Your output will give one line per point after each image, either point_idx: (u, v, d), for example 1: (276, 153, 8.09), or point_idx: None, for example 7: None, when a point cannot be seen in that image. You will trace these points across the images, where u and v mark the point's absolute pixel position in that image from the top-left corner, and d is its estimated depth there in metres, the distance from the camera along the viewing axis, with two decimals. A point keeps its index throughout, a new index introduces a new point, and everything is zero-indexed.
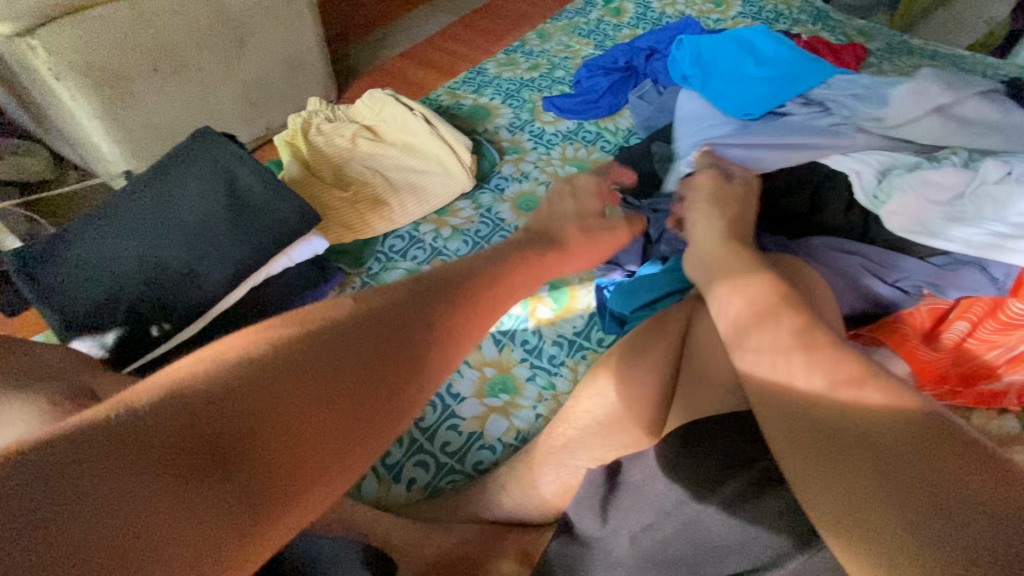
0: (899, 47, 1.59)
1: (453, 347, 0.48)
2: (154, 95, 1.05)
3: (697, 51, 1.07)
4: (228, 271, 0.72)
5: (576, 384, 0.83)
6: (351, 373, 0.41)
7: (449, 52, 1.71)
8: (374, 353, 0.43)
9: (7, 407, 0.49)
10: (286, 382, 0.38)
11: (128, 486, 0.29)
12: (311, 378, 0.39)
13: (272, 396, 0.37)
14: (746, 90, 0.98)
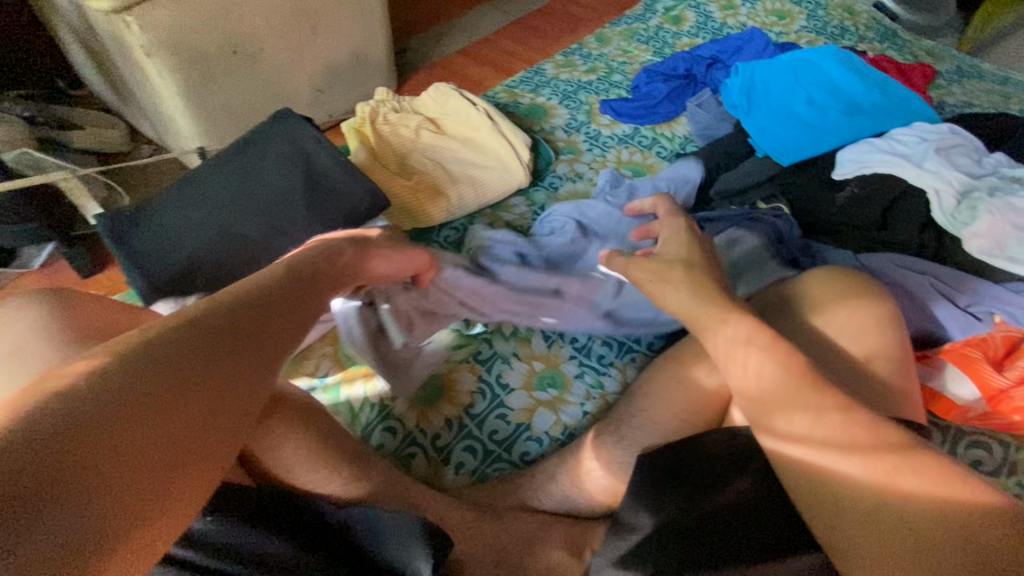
0: (969, 70, 1.55)
1: (288, 331, 0.50)
2: (231, 77, 1.10)
3: (749, 78, 1.05)
4: (301, 247, 0.75)
5: (624, 386, 0.84)
6: (225, 358, 0.44)
7: (506, 51, 1.73)
8: (235, 335, 0.46)
9: None
10: (208, 372, 0.43)
11: (107, 468, 0.35)
12: (203, 360, 0.43)
13: (189, 383, 0.41)
14: (829, 116, 0.95)
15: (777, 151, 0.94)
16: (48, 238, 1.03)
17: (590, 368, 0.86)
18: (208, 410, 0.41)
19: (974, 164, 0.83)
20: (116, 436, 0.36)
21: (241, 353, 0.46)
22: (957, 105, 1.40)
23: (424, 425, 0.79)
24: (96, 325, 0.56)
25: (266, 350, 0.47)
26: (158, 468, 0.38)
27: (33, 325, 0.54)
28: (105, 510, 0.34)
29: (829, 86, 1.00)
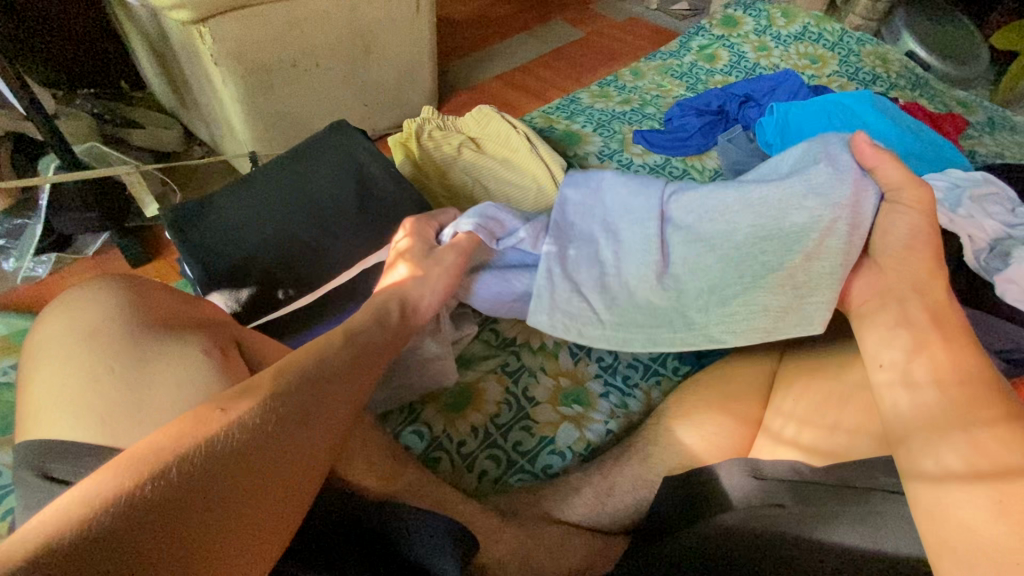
0: (1001, 122, 1.56)
1: (348, 391, 0.53)
2: (286, 88, 1.16)
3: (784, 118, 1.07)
4: (349, 251, 0.79)
5: (648, 408, 0.86)
6: (311, 415, 0.48)
7: (543, 80, 1.79)
8: (301, 401, 0.48)
9: (173, 342, 0.57)
10: (283, 438, 0.45)
11: (214, 507, 0.39)
12: (297, 409, 0.48)
13: (283, 430, 0.46)
14: None
15: None
16: (105, 228, 1.09)
17: (616, 388, 0.87)
18: (292, 459, 0.45)
19: (1007, 213, 0.83)
20: (198, 495, 0.39)
21: (311, 418, 0.48)
22: (988, 156, 1.41)
23: (450, 431, 0.81)
24: (165, 311, 0.60)
25: (345, 401, 0.52)
26: (238, 521, 0.40)
27: (113, 308, 0.59)
28: (215, 546, 0.38)
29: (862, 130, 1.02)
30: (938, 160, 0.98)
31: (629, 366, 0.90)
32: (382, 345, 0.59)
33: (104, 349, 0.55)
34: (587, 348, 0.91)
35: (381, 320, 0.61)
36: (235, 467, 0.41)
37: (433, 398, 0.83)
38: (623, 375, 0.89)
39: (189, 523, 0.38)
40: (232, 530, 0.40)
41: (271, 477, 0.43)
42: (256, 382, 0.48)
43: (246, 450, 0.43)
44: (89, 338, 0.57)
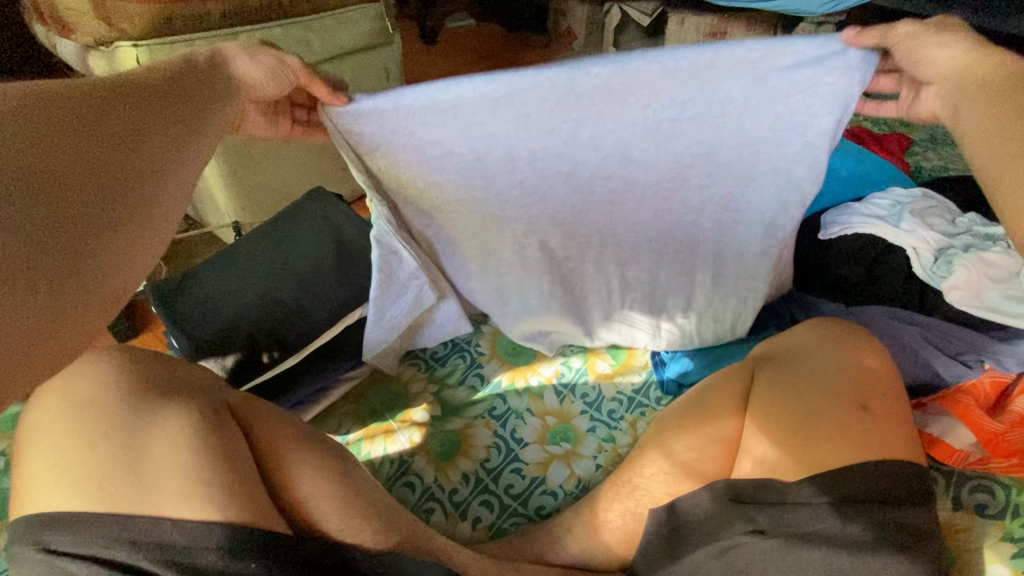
0: (942, 138, 1.67)
1: (188, 101, 0.61)
2: (266, 159, 1.22)
3: None
4: (331, 308, 0.84)
5: (635, 439, 0.86)
6: (160, 117, 0.57)
7: None
8: (131, 98, 0.56)
9: (162, 413, 0.59)
10: (139, 129, 0.55)
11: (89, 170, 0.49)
12: (123, 109, 0.55)
13: (129, 121, 0.54)
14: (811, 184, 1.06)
15: None
16: None
17: (602, 422, 0.89)
18: (151, 142, 0.55)
19: (946, 223, 0.88)
20: (70, 166, 0.48)
21: (144, 108, 0.56)
22: (935, 170, 1.51)
23: (441, 480, 0.82)
24: (165, 380, 0.63)
25: (170, 136, 0.57)
26: (129, 190, 0.51)
27: (107, 379, 0.61)
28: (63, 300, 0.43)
29: None
30: (885, 176, 1.05)
31: (613, 400, 0.92)
32: (206, 103, 0.62)
33: (98, 420, 0.57)
34: (572, 385, 0.94)
35: (181, 76, 0.62)
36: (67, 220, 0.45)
37: (422, 448, 0.85)
38: (608, 409, 0.91)
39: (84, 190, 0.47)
40: (131, 196, 0.51)
41: (130, 174, 0.51)
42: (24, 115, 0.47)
43: (100, 132, 0.51)
44: (81, 410, 0.58)
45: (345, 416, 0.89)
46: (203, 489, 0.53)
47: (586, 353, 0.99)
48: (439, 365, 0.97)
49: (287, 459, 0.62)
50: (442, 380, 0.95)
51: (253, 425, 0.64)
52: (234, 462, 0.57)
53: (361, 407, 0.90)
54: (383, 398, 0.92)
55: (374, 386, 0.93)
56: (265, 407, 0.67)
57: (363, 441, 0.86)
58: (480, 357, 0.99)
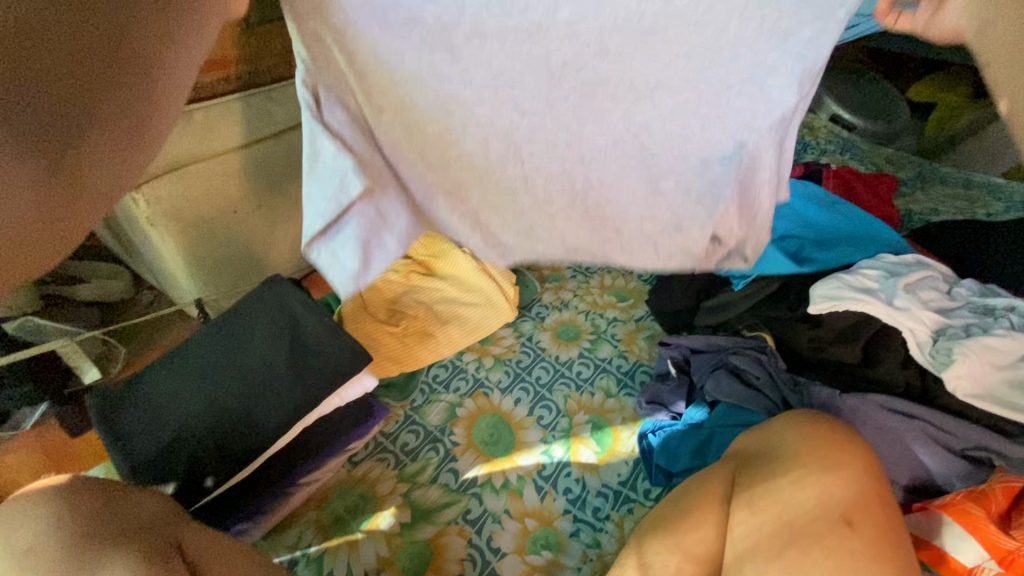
0: (929, 175, 1.65)
1: (151, 11, 0.32)
2: (230, 233, 1.16)
3: None
4: (284, 415, 0.77)
5: (621, 544, 0.80)
6: (99, 29, 0.29)
7: None
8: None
9: (104, 567, 0.53)
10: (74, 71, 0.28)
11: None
12: (46, 1, 0.27)
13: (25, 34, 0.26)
14: (797, 248, 1.02)
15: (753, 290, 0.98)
16: (44, 400, 1.04)
17: (586, 523, 0.82)
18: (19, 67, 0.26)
19: (942, 296, 0.84)
20: None
21: (83, 8, 0.28)
22: (923, 213, 1.48)
23: None
24: (106, 517, 0.58)
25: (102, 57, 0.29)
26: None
27: (47, 522, 0.56)
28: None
29: (794, 218, 1.08)
30: (869, 236, 1.04)
31: (598, 496, 0.86)
32: (174, 20, 0.33)
33: (35, 572, 0.52)
34: (553, 479, 0.88)
35: None
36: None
37: (390, 563, 0.78)
38: (592, 507, 0.84)
39: None
40: None
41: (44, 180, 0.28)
42: (29, 2, 0.26)
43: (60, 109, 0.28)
44: (9, 560, 0.53)
45: (307, 527, 0.82)
46: None
47: (568, 439, 0.93)
48: (410, 459, 0.91)
49: None
50: (413, 478, 0.88)
51: (206, 569, 0.58)
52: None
53: (325, 514, 0.83)
54: (348, 502, 0.85)
55: (339, 487, 0.87)
56: (225, 547, 0.62)
57: (326, 555, 0.79)
58: (454, 448, 0.92)
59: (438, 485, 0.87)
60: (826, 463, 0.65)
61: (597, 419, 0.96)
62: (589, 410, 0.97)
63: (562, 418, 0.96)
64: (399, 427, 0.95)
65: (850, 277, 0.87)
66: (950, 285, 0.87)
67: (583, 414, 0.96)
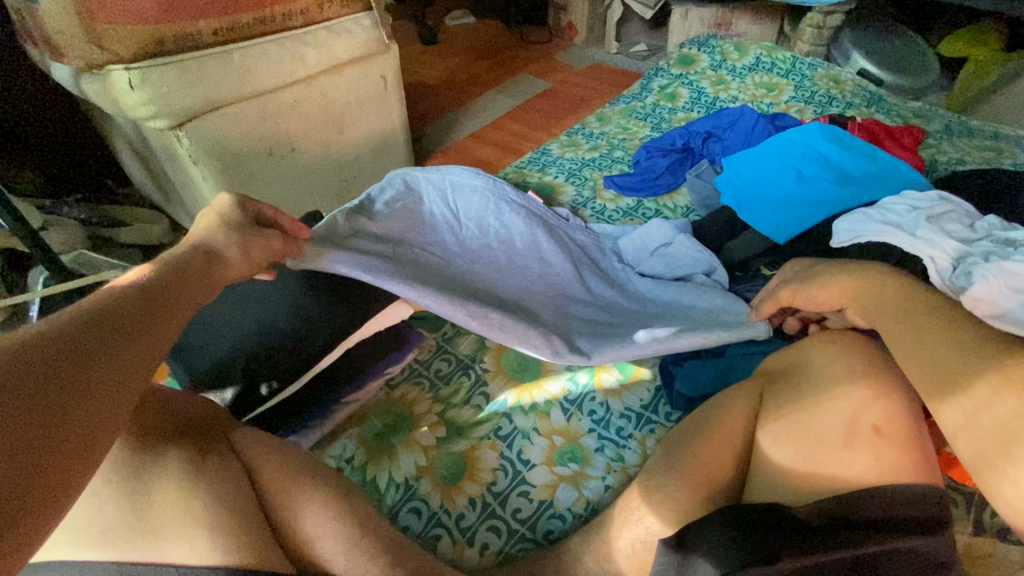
0: (958, 128, 1.62)
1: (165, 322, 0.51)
2: (266, 175, 1.23)
3: (740, 166, 1.17)
4: (331, 335, 0.83)
5: (644, 458, 0.85)
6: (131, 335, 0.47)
7: (516, 134, 1.89)
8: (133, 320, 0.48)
9: (161, 458, 0.58)
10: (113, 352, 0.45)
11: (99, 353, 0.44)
12: (112, 328, 0.46)
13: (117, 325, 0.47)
14: (820, 187, 1.04)
15: (775, 229, 1.01)
16: None
17: (610, 441, 0.88)
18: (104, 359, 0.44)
19: (965, 229, 0.86)
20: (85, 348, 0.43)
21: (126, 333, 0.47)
22: (950, 163, 1.47)
23: (447, 504, 0.80)
24: (169, 416, 0.62)
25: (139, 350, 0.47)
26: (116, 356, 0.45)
27: None
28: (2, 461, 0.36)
29: (818, 162, 1.10)
30: (894, 176, 1.05)
31: (621, 418, 0.91)
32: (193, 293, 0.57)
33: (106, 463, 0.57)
34: (578, 402, 0.92)
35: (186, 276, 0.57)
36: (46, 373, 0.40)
37: (428, 471, 0.84)
38: (616, 427, 0.89)
39: (74, 363, 0.42)
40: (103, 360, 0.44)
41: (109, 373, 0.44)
42: (96, 344, 0.44)
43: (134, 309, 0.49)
44: None
45: (350, 440, 0.88)
46: (206, 534, 0.53)
47: (592, 367, 0.98)
48: (444, 383, 0.96)
49: (289, 496, 0.60)
50: (447, 399, 0.94)
51: (254, 460, 0.62)
52: (233, 501, 0.56)
53: (366, 430, 0.89)
54: (387, 420, 0.91)
55: (377, 407, 0.92)
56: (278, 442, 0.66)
57: (369, 465, 0.85)
58: (485, 375, 0.97)
59: (471, 406, 0.93)
60: (845, 371, 0.68)
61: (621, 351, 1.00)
62: None
63: None
64: (433, 355, 1.01)
65: (872, 213, 0.91)
66: (978, 221, 0.88)
67: None
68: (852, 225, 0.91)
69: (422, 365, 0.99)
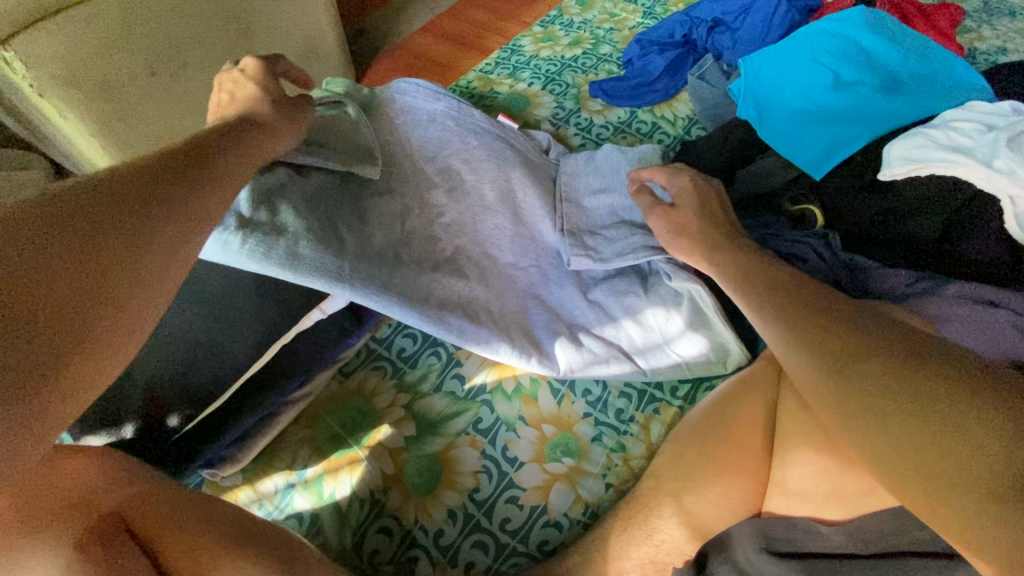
0: (1000, 6, 1.35)
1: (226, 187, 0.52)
2: (151, 100, 1.06)
3: (763, 67, 0.93)
4: (259, 332, 0.67)
5: (649, 448, 0.73)
6: (174, 188, 0.47)
7: (478, 23, 1.55)
8: (177, 182, 0.48)
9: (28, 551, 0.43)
10: (134, 212, 0.43)
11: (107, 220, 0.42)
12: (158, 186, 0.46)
13: (163, 190, 0.46)
14: (863, 95, 0.83)
15: (810, 155, 0.81)
16: None
17: (610, 427, 0.75)
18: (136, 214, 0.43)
19: None
20: (118, 219, 0.42)
21: (185, 200, 0.47)
22: (994, 52, 1.24)
23: (423, 520, 0.68)
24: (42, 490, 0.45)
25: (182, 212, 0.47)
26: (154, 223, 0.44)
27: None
28: (96, 285, 0.39)
29: (860, 60, 0.88)
30: (950, 80, 0.85)
31: (621, 397, 0.77)
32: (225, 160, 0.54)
33: None
34: (571, 380, 0.78)
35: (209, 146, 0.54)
36: (122, 186, 0.44)
37: (397, 480, 0.71)
38: (615, 409, 0.76)
39: (83, 234, 0.40)
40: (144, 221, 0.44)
41: (129, 239, 0.42)
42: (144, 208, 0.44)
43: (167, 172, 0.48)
44: None
45: (300, 447, 0.73)
46: None
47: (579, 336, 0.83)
48: (409, 364, 0.80)
49: None
50: (414, 386, 0.78)
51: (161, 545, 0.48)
52: None
53: (320, 432, 0.74)
54: (345, 418, 0.75)
55: (332, 402, 0.77)
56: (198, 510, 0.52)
57: (325, 477, 0.70)
58: (458, 352, 0.81)
59: (443, 392, 0.78)
60: None
61: (620, 309, 0.81)
62: (614, 294, 0.82)
63: (583, 309, 0.82)
64: (394, 331, 0.83)
65: (938, 133, 0.72)
66: None
67: (606, 301, 0.82)
68: (916, 151, 0.71)
69: (381, 344, 0.82)
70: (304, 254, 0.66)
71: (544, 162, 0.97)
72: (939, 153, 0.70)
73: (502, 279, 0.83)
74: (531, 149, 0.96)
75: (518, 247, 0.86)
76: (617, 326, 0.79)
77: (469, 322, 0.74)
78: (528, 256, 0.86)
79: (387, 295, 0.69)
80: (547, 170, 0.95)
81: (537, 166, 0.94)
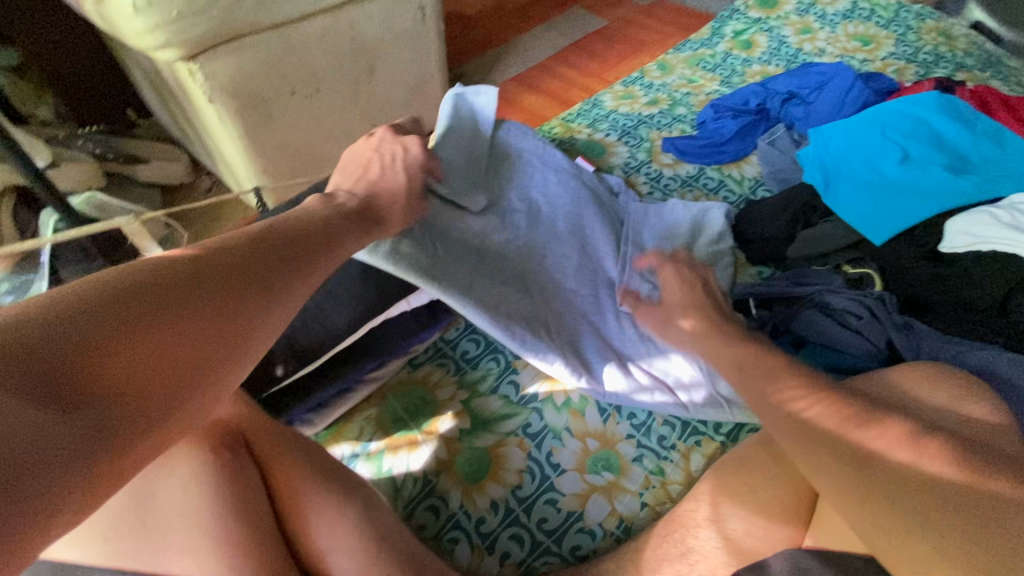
0: None
1: (289, 280, 0.59)
2: (284, 115, 1.25)
3: (833, 138, 0.99)
4: (353, 314, 0.77)
5: (687, 476, 0.76)
6: (236, 288, 0.53)
7: (564, 78, 1.70)
8: (242, 282, 0.54)
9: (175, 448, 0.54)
10: (196, 314, 0.49)
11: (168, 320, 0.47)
12: (225, 287, 0.53)
13: (223, 288, 0.52)
14: (929, 172, 0.88)
15: (871, 223, 0.86)
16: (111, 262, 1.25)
17: (650, 450, 0.79)
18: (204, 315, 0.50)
19: None
20: (179, 316, 0.48)
21: (250, 297, 0.54)
22: None
23: (467, 506, 0.74)
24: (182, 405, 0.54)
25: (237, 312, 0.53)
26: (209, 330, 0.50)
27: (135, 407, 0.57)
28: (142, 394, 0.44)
29: (929, 141, 0.93)
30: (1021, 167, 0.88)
31: (665, 425, 0.81)
32: (295, 254, 0.61)
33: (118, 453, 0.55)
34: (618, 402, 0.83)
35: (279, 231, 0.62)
36: (193, 281, 0.50)
37: (449, 466, 0.77)
38: (658, 435, 0.80)
39: (146, 333, 0.46)
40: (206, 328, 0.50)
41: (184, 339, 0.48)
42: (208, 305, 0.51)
43: (236, 271, 0.54)
44: None
45: (367, 421, 0.81)
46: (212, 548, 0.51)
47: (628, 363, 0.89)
48: (472, 365, 0.88)
49: (301, 516, 0.56)
50: (472, 385, 0.86)
51: (268, 461, 0.58)
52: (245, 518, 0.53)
53: (385, 411, 0.82)
54: (408, 404, 0.83)
55: (399, 388, 0.85)
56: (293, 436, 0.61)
57: (385, 453, 0.78)
58: (515, 361, 0.88)
59: (499, 395, 0.85)
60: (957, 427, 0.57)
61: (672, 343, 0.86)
62: None
63: (636, 337, 0.88)
64: (460, 334, 0.92)
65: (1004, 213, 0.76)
66: None
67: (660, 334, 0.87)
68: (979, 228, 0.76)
69: (447, 344, 0.91)
70: (404, 252, 0.77)
71: (614, 202, 1.06)
72: (1002, 231, 0.74)
73: (565, 301, 0.91)
74: (603, 189, 1.06)
75: (582, 274, 0.93)
76: (667, 358, 0.85)
77: (532, 334, 0.82)
78: (591, 283, 0.93)
79: (466, 298, 0.78)
80: (615, 209, 1.04)
81: (608, 206, 1.03)
